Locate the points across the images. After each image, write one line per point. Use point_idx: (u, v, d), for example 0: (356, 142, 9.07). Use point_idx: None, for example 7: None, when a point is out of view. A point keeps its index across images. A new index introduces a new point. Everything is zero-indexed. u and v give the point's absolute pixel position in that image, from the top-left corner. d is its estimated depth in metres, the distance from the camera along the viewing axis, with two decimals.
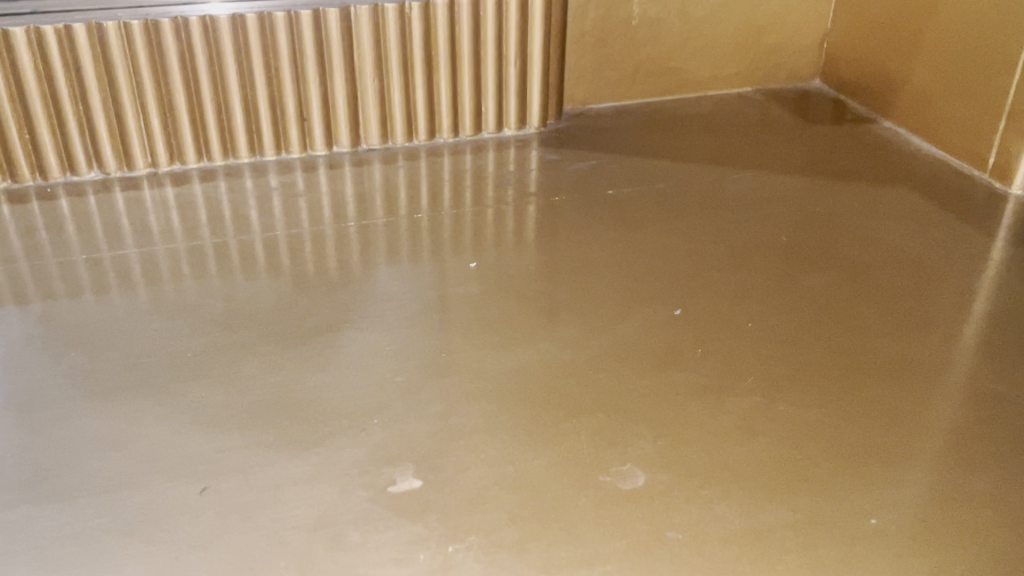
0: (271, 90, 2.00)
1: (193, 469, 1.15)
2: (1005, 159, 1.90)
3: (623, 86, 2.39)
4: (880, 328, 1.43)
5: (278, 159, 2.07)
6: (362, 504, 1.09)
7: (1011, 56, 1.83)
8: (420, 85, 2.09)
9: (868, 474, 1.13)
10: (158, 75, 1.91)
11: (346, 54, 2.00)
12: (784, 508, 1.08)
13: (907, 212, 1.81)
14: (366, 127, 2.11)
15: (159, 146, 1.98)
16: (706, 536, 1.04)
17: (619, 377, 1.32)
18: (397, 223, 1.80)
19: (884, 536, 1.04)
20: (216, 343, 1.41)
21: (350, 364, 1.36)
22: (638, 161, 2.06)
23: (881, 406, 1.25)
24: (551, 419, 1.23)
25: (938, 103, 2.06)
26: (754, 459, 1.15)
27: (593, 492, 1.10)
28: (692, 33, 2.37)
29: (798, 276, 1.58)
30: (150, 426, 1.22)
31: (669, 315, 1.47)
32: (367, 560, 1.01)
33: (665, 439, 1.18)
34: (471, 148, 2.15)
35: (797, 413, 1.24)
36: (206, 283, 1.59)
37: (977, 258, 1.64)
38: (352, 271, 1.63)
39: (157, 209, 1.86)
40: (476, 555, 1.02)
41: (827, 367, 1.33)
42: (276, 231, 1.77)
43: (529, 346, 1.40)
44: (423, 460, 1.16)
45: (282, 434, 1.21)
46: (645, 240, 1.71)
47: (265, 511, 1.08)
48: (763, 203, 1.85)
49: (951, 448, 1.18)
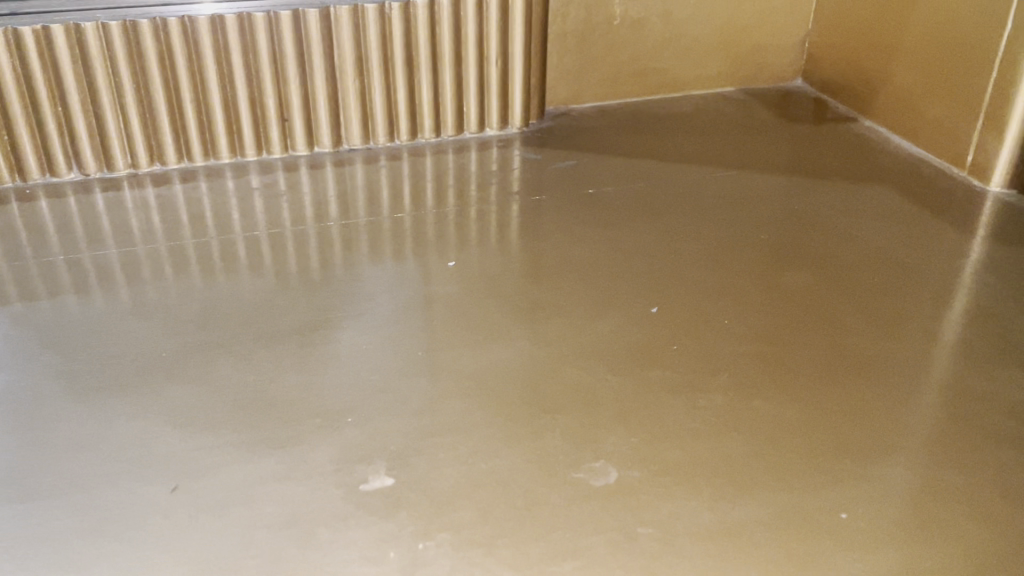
0: (251, 91, 2.00)
1: (166, 468, 1.15)
2: (982, 159, 1.91)
3: (605, 86, 2.40)
4: (856, 323, 1.44)
5: (260, 159, 2.07)
6: (333, 502, 1.09)
7: (985, 57, 1.85)
8: (401, 83, 2.09)
9: (841, 469, 1.13)
10: (138, 75, 1.91)
11: (327, 54, 2.00)
12: (755, 504, 1.08)
13: (886, 209, 1.82)
14: (348, 127, 2.11)
15: (139, 147, 1.98)
16: (676, 531, 1.04)
17: (595, 374, 1.32)
18: (380, 222, 1.80)
19: (853, 530, 1.04)
20: (194, 343, 1.41)
21: (328, 363, 1.36)
22: (621, 161, 2.07)
23: (855, 400, 1.26)
24: (526, 416, 1.23)
25: (915, 104, 2.08)
26: (726, 454, 1.15)
27: (566, 488, 1.10)
28: (674, 34, 2.37)
29: (777, 272, 1.59)
30: (123, 427, 1.22)
31: (646, 313, 1.47)
32: (336, 557, 1.01)
33: (638, 435, 1.19)
34: (453, 148, 2.15)
35: (770, 407, 1.24)
36: (186, 284, 1.59)
37: (955, 255, 1.65)
38: (334, 270, 1.63)
39: (137, 210, 1.86)
40: (446, 551, 1.02)
41: (802, 361, 1.34)
42: (259, 230, 1.77)
43: (506, 343, 1.41)
44: (395, 458, 1.16)
45: (255, 432, 1.21)
46: (628, 238, 1.72)
47: (235, 510, 1.08)
48: (743, 201, 1.85)
49: (923, 443, 1.18)
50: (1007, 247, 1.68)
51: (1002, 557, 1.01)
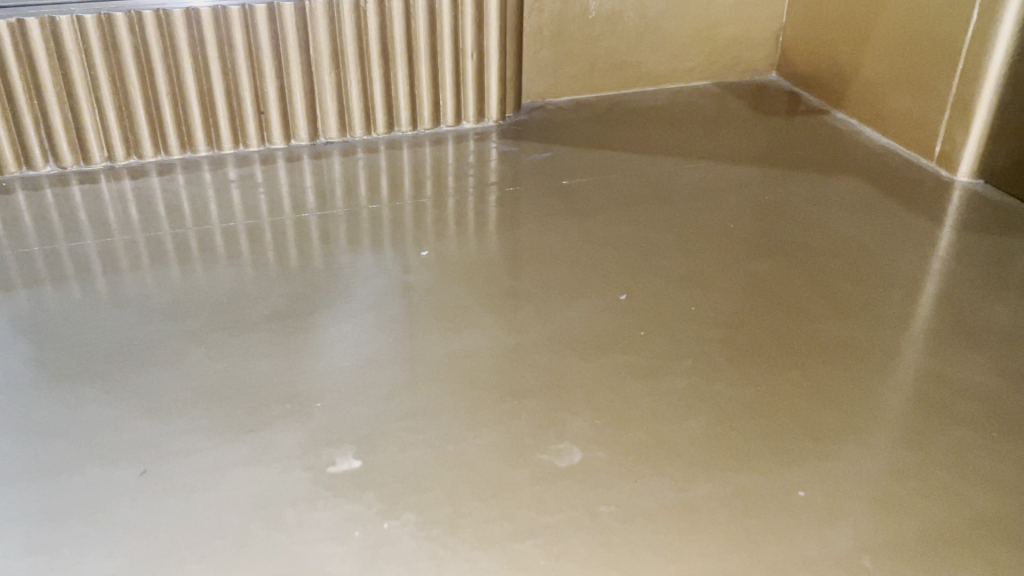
0: (227, 84, 2.01)
1: (135, 452, 1.16)
2: (950, 150, 1.95)
3: (582, 80, 2.42)
4: (821, 308, 1.47)
5: (237, 152, 2.09)
6: (301, 484, 1.10)
7: (951, 50, 1.88)
8: (377, 77, 2.10)
9: (801, 449, 1.16)
10: (113, 68, 1.92)
11: (303, 47, 2.01)
12: (715, 482, 1.10)
13: (855, 198, 1.85)
14: (325, 120, 2.12)
15: (116, 140, 1.99)
16: (637, 509, 1.06)
17: (563, 359, 1.34)
18: (358, 213, 1.82)
19: (810, 506, 1.07)
20: (166, 331, 1.42)
21: (301, 349, 1.37)
22: (596, 153, 2.09)
23: (817, 382, 1.29)
24: (494, 400, 1.25)
25: (885, 97, 2.12)
26: (688, 435, 1.18)
27: (531, 468, 1.12)
28: (650, 28, 2.40)
29: (746, 259, 1.62)
30: (94, 412, 1.23)
31: (615, 300, 1.49)
32: (301, 537, 1.03)
33: (603, 417, 1.21)
34: (430, 141, 2.17)
35: (733, 389, 1.27)
36: (162, 274, 1.60)
37: (922, 243, 1.67)
38: (309, 259, 1.65)
39: (113, 202, 1.87)
40: (411, 530, 1.03)
41: (767, 345, 1.37)
42: (236, 221, 1.79)
43: (477, 329, 1.42)
44: (363, 441, 1.17)
45: (225, 417, 1.22)
46: (600, 226, 1.74)
47: (203, 493, 1.09)
48: (715, 191, 1.88)
49: (882, 423, 1.21)
50: (973, 235, 1.71)
51: (954, 531, 1.03)
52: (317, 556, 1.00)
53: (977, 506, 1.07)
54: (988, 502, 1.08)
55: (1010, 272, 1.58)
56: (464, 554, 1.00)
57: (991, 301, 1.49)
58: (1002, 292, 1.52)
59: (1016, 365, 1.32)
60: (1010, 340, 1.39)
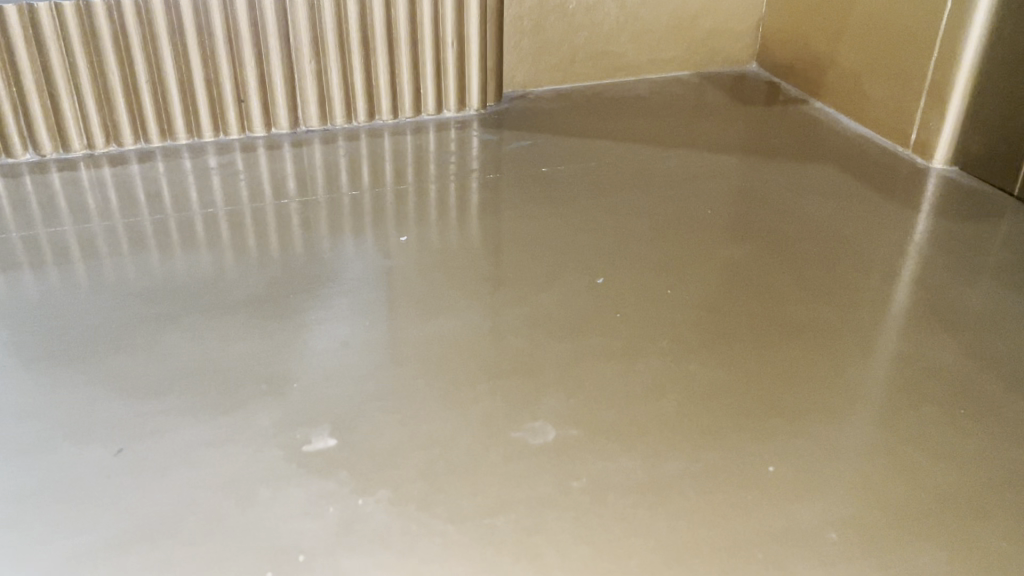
0: (207, 72, 2.01)
1: (110, 432, 1.16)
2: (925, 138, 1.97)
3: (563, 70, 2.43)
4: (794, 290, 1.49)
5: (217, 140, 2.09)
6: (275, 462, 1.11)
7: (926, 38, 1.90)
8: (358, 66, 2.11)
9: (771, 426, 1.17)
10: (92, 56, 1.91)
11: (283, 35, 2.01)
12: (686, 459, 1.11)
13: (831, 185, 1.87)
14: (305, 109, 2.13)
15: (95, 128, 1.99)
16: (608, 485, 1.07)
17: (539, 341, 1.35)
18: (338, 199, 1.82)
19: (779, 482, 1.08)
20: (144, 314, 1.42)
21: (278, 331, 1.38)
22: (575, 141, 2.10)
23: (789, 361, 1.30)
24: (469, 381, 1.26)
25: (862, 86, 2.14)
26: (661, 414, 1.19)
27: (504, 447, 1.13)
28: (630, 19, 2.41)
29: (721, 244, 1.63)
30: (70, 394, 1.24)
31: (591, 284, 1.50)
32: (275, 514, 1.03)
33: (577, 397, 1.22)
34: (411, 130, 2.17)
35: (705, 369, 1.28)
36: (140, 259, 1.60)
37: (896, 228, 1.69)
38: (288, 244, 1.65)
39: (92, 188, 1.87)
40: (384, 507, 1.04)
41: (740, 326, 1.39)
42: (216, 207, 1.79)
43: (454, 312, 1.43)
44: (339, 421, 1.18)
45: (201, 398, 1.23)
46: (578, 212, 1.76)
47: (178, 471, 1.10)
48: (692, 178, 1.89)
49: (852, 401, 1.23)
50: (946, 221, 1.73)
51: (919, 507, 1.05)
52: (290, 532, 1.01)
53: (943, 482, 1.09)
54: (955, 477, 1.10)
55: (982, 257, 1.60)
56: (437, 529, 1.01)
57: (963, 285, 1.51)
58: (973, 276, 1.54)
59: (985, 347, 1.34)
60: (980, 322, 1.41)
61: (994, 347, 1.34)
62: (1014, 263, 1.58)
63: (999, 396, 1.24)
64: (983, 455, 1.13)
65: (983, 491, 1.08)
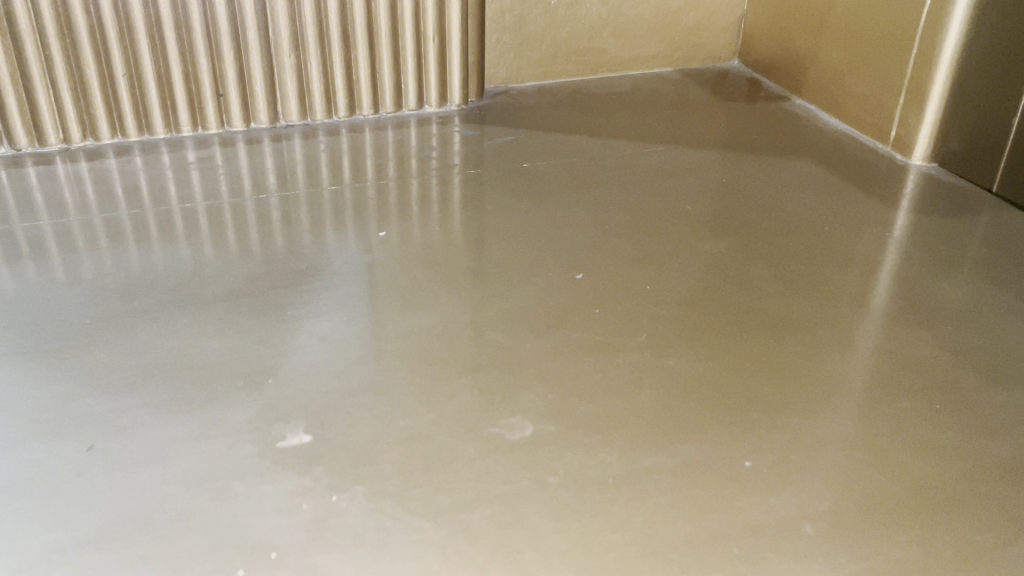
0: (185, 65, 1.99)
1: (83, 428, 1.15)
2: (904, 134, 1.97)
3: (545, 65, 2.43)
4: (772, 284, 1.49)
5: (195, 135, 2.07)
6: (250, 459, 1.10)
7: (905, 35, 1.91)
8: (338, 61, 2.09)
9: (748, 420, 1.17)
10: (69, 50, 1.89)
11: (262, 28, 2.00)
12: (663, 454, 1.11)
13: (811, 181, 1.88)
14: (285, 103, 2.11)
15: (71, 122, 1.96)
16: (584, 479, 1.07)
17: (517, 335, 1.35)
18: (318, 194, 1.81)
19: (755, 476, 1.08)
20: (119, 309, 1.41)
21: (254, 326, 1.37)
22: (557, 137, 2.09)
23: (766, 355, 1.31)
24: (447, 375, 1.25)
25: (842, 82, 2.15)
26: (638, 408, 1.19)
27: (481, 442, 1.13)
28: (612, 15, 2.41)
29: (699, 238, 1.64)
30: (42, 389, 1.22)
31: (570, 279, 1.50)
32: (248, 511, 1.02)
33: (555, 392, 1.22)
34: (392, 125, 2.16)
35: (683, 363, 1.28)
36: (115, 253, 1.58)
37: (875, 224, 1.70)
38: (266, 238, 1.64)
39: (68, 182, 1.85)
40: (359, 503, 1.03)
41: (717, 319, 1.39)
42: (195, 201, 1.78)
43: (433, 306, 1.42)
44: (314, 416, 1.17)
45: (176, 394, 1.21)
46: (559, 206, 1.76)
47: (152, 467, 1.09)
48: (673, 174, 1.89)
49: (829, 394, 1.23)
50: (925, 216, 1.74)
51: (894, 501, 1.05)
52: (263, 529, 1.00)
53: (919, 476, 1.09)
54: (931, 470, 1.10)
55: (959, 252, 1.61)
56: (412, 525, 1.01)
57: (941, 280, 1.52)
58: (951, 270, 1.55)
59: (962, 341, 1.35)
60: (956, 316, 1.41)
61: (970, 341, 1.35)
62: (991, 259, 1.59)
63: (974, 390, 1.24)
64: (958, 448, 1.14)
65: (958, 484, 1.08)
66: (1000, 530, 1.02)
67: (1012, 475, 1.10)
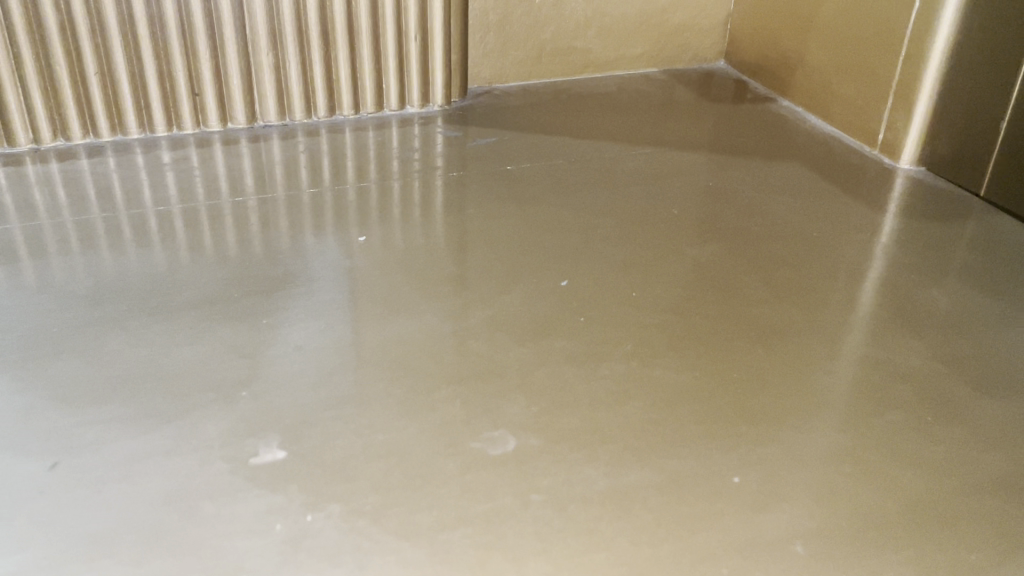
0: (159, 63, 1.93)
1: (45, 444, 1.10)
2: (892, 137, 1.95)
3: (529, 65, 2.39)
4: (760, 289, 1.47)
5: (170, 135, 2.02)
6: (221, 476, 1.06)
7: (893, 37, 1.88)
8: (317, 60, 2.05)
9: (737, 433, 1.14)
10: (38, 47, 1.83)
11: (239, 26, 1.95)
12: (649, 469, 1.08)
13: (798, 184, 1.85)
14: (263, 103, 2.07)
15: (41, 122, 1.91)
16: (568, 497, 1.04)
17: (500, 345, 1.31)
18: (296, 195, 1.77)
19: (744, 492, 1.05)
20: (88, 317, 1.36)
21: (228, 335, 1.32)
22: (541, 138, 2.06)
23: (755, 364, 1.28)
24: (428, 386, 1.22)
25: (829, 84, 2.12)
26: (624, 420, 1.16)
27: (462, 457, 1.09)
28: (597, 15, 2.38)
29: (686, 242, 1.61)
30: (4, 403, 1.17)
31: (555, 286, 1.46)
32: (219, 531, 0.98)
33: (539, 405, 1.18)
34: (374, 125, 2.12)
35: (670, 373, 1.25)
36: (86, 258, 1.53)
37: (863, 228, 1.68)
38: (242, 242, 1.59)
39: (38, 184, 1.79)
40: (335, 523, 0.99)
41: (706, 328, 1.36)
42: (169, 203, 1.73)
43: (415, 314, 1.39)
44: (289, 430, 1.13)
45: (144, 406, 1.17)
46: (543, 209, 1.72)
47: (118, 485, 1.04)
48: (659, 177, 1.86)
49: (820, 405, 1.20)
50: (913, 221, 1.72)
51: (886, 516, 1.03)
52: (234, 551, 0.96)
53: (910, 490, 1.06)
54: (922, 484, 1.08)
55: (947, 258, 1.59)
56: (389, 545, 0.97)
57: (929, 286, 1.50)
58: (940, 276, 1.52)
59: (953, 351, 1.33)
60: (946, 323, 1.39)
61: (959, 350, 1.33)
62: (980, 264, 1.57)
63: (964, 400, 1.22)
64: (951, 461, 1.11)
65: (951, 499, 1.05)
66: (994, 547, 0.99)
67: (1004, 490, 1.07)
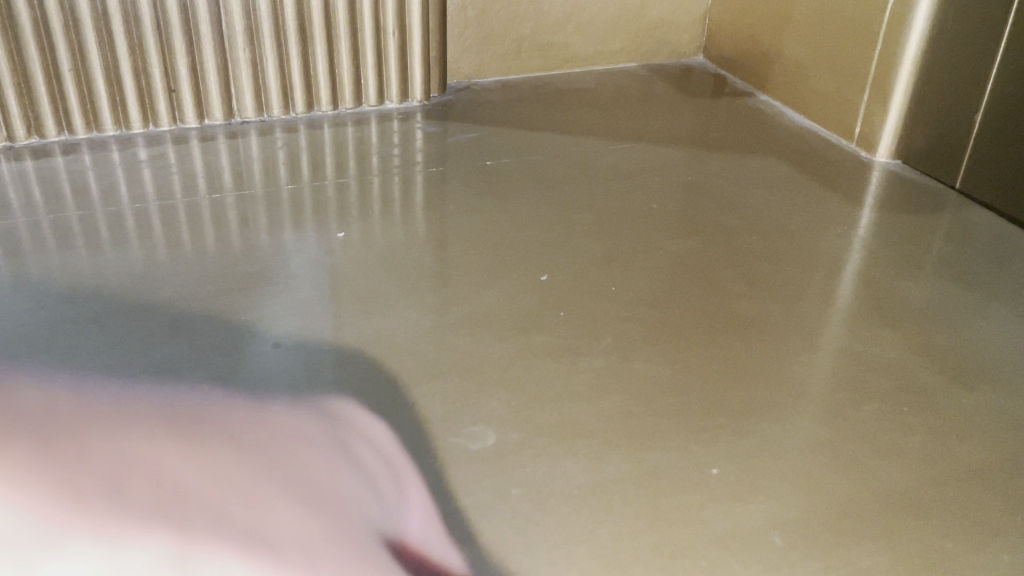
0: (134, 58, 1.92)
1: None
2: (868, 131, 1.97)
3: (509, 61, 2.39)
4: (738, 282, 1.48)
5: (147, 132, 2.01)
6: None
7: (868, 31, 1.90)
8: (295, 55, 2.04)
9: (715, 426, 1.15)
10: (10, 43, 1.80)
11: (215, 21, 1.94)
12: (629, 461, 1.09)
13: (778, 179, 1.87)
14: (240, 98, 2.05)
15: (16, 120, 1.88)
16: (548, 491, 1.04)
17: (480, 340, 1.31)
18: (275, 192, 1.76)
19: (722, 484, 1.06)
20: (64, 316, 1.35)
21: (207, 333, 1.31)
22: (521, 133, 2.06)
23: (733, 357, 1.29)
24: (408, 383, 1.22)
25: (805, 78, 2.14)
26: (603, 413, 1.16)
27: (442, 453, 1.09)
28: (575, 11, 2.39)
29: (664, 236, 1.61)
30: None
31: (534, 280, 1.47)
32: None
33: (518, 400, 1.18)
34: (353, 121, 2.11)
35: (649, 367, 1.26)
36: (62, 256, 1.52)
37: (841, 222, 1.69)
38: (220, 240, 1.58)
39: (13, 182, 1.77)
40: None
41: (684, 321, 1.37)
42: (147, 201, 1.71)
43: (395, 310, 1.38)
44: None
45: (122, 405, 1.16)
46: (522, 204, 1.73)
47: None
48: (640, 171, 1.87)
49: (798, 397, 1.21)
50: (890, 214, 1.73)
51: (864, 505, 1.04)
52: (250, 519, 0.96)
53: (886, 480, 1.08)
54: (898, 474, 1.09)
55: (923, 250, 1.60)
56: None
57: (905, 278, 1.51)
58: (915, 268, 1.54)
59: (927, 341, 1.34)
60: (920, 314, 1.41)
61: (933, 340, 1.34)
62: (955, 256, 1.58)
63: (941, 390, 1.23)
64: (927, 451, 1.12)
65: (927, 489, 1.07)
66: (968, 534, 1.00)
67: (978, 479, 1.08)
